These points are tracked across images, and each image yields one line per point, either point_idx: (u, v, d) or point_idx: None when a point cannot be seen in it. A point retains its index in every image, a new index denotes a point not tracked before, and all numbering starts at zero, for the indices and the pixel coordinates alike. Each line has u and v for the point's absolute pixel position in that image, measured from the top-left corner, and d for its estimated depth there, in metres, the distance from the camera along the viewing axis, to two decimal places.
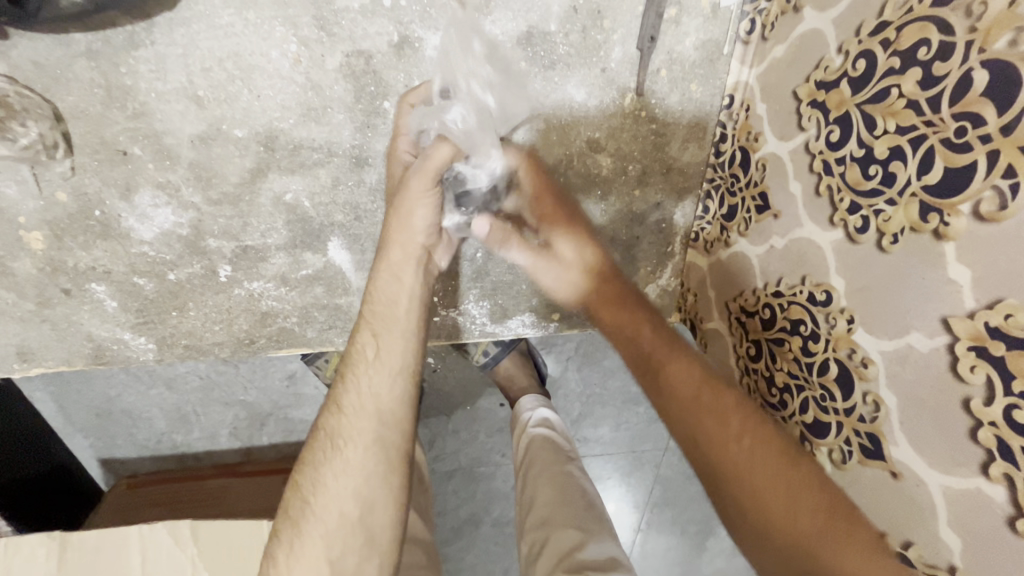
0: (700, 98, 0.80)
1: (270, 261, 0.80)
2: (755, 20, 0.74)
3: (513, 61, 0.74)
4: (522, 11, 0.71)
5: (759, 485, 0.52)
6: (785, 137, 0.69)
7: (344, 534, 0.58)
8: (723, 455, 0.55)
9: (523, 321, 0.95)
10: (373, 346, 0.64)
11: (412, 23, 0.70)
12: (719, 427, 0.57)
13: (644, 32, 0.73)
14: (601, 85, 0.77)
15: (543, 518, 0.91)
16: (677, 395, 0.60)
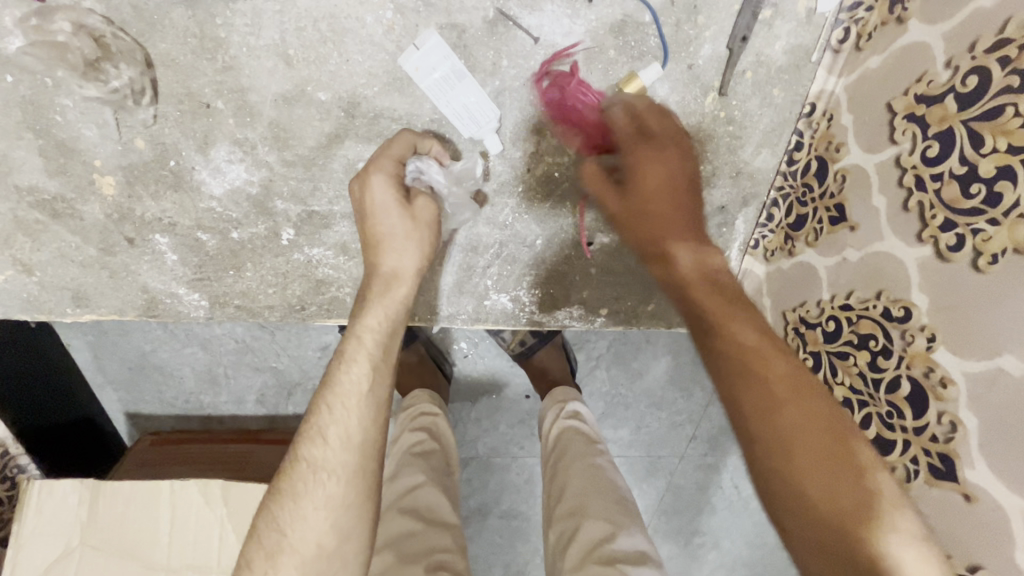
0: (780, 104, 0.79)
1: (334, 228, 0.80)
2: (850, 29, 0.73)
3: (603, 48, 0.73)
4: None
5: (797, 444, 0.50)
6: (872, 149, 0.69)
7: (322, 568, 0.56)
8: (765, 421, 0.51)
9: (570, 313, 0.89)
10: (357, 374, 0.62)
11: (510, 1, 0.71)
12: (756, 388, 0.52)
13: (736, 31, 0.73)
14: (685, 82, 0.76)
15: (573, 508, 0.89)
16: (732, 353, 0.55)
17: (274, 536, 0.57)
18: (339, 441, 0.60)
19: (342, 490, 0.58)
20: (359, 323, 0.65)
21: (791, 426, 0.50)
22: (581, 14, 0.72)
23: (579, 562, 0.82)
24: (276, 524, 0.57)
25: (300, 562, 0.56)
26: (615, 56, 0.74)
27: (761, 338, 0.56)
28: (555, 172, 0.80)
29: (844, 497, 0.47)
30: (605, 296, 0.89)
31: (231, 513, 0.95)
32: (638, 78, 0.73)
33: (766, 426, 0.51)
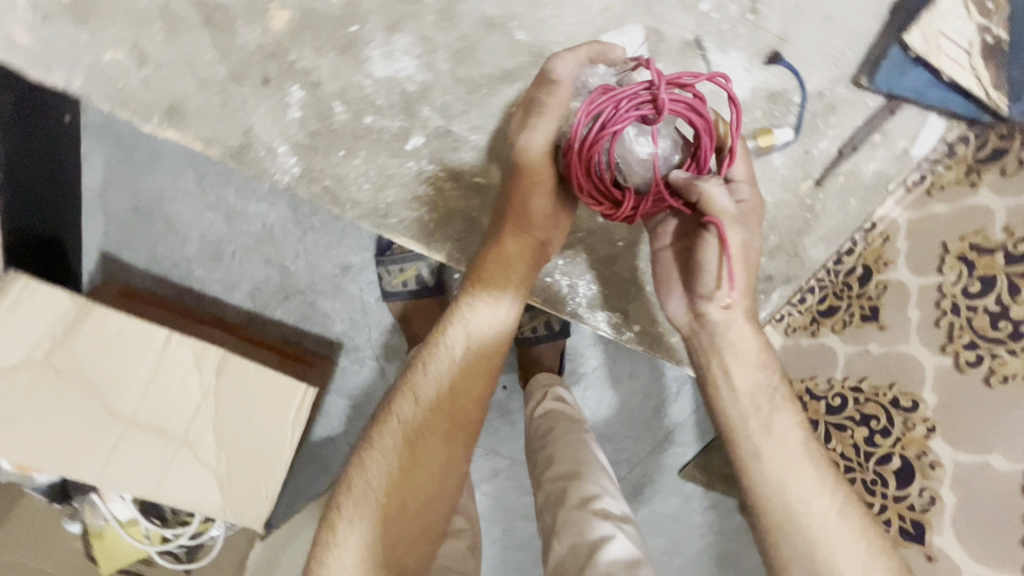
0: (852, 212, 0.93)
1: (460, 154, 0.83)
2: (925, 177, 0.89)
3: (756, 105, 0.83)
4: (784, 75, 0.84)
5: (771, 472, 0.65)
6: (918, 272, 0.84)
7: (401, 518, 0.66)
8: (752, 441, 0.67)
9: (609, 318, 1.00)
10: (460, 344, 0.72)
11: (707, 35, 0.81)
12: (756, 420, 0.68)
13: (851, 140, 0.88)
14: (797, 162, 0.89)
15: (566, 470, 0.94)
16: (740, 386, 0.70)
17: (361, 486, 0.67)
18: (433, 405, 0.69)
19: (423, 451, 0.68)
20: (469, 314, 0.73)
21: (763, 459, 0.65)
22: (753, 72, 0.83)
23: (575, 508, 0.86)
24: (362, 467, 0.68)
25: (382, 507, 0.66)
26: (760, 114, 0.84)
27: (760, 383, 0.70)
28: None
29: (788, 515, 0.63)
30: (645, 313, 1.01)
31: (219, 386, 0.90)
32: (773, 136, 0.84)
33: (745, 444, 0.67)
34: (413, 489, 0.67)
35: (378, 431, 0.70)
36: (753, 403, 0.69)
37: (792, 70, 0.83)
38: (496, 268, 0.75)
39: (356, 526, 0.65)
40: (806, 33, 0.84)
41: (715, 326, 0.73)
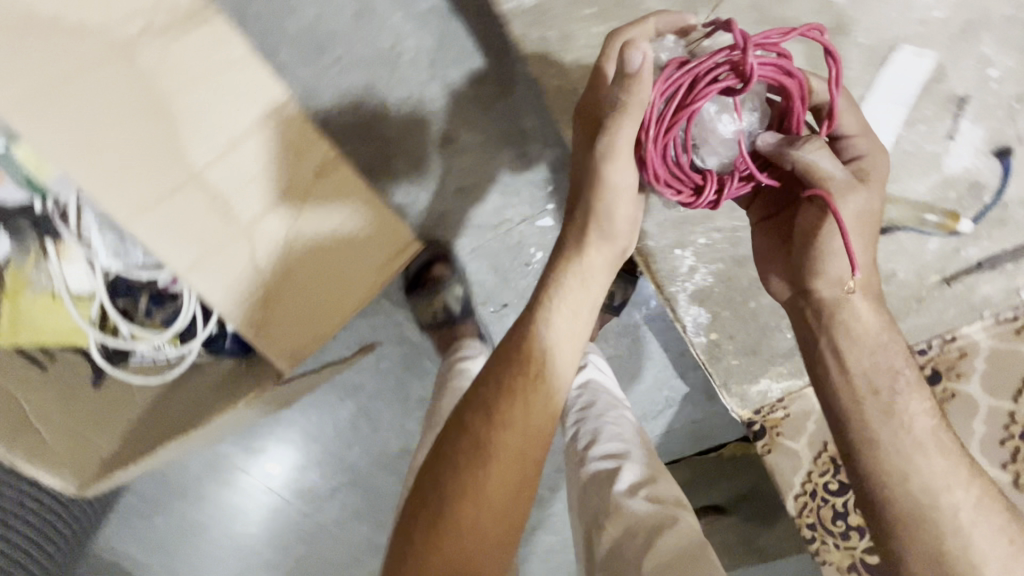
0: (951, 320, 0.97)
1: None
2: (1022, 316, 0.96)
3: (955, 184, 0.90)
4: (994, 171, 0.89)
5: (886, 460, 0.74)
6: (993, 393, 0.94)
7: (487, 535, 0.65)
8: (868, 428, 0.75)
9: (698, 316, 1.02)
10: (538, 365, 0.73)
11: (960, 107, 0.89)
12: (876, 404, 0.75)
13: (988, 256, 0.93)
14: (946, 252, 0.93)
15: (618, 448, 0.93)
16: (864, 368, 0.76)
17: (438, 506, 0.66)
18: (514, 425, 0.69)
19: (501, 471, 0.68)
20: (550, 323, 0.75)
21: (875, 442, 0.75)
22: (976, 156, 0.90)
23: (628, 496, 0.86)
24: (445, 488, 0.66)
25: (471, 529, 0.65)
26: (954, 197, 0.91)
27: (879, 363, 0.76)
28: None
29: (894, 496, 0.73)
30: (730, 327, 1.04)
31: (315, 197, 0.79)
32: (958, 222, 0.90)
33: (863, 425, 0.75)
34: (491, 508, 0.66)
35: (453, 449, 0.69)
36: (878, 407, 0.75)
37: (1004, 170, 0.89)
38: (575, 280, 0.76)
39: (439, 546, 0.63)
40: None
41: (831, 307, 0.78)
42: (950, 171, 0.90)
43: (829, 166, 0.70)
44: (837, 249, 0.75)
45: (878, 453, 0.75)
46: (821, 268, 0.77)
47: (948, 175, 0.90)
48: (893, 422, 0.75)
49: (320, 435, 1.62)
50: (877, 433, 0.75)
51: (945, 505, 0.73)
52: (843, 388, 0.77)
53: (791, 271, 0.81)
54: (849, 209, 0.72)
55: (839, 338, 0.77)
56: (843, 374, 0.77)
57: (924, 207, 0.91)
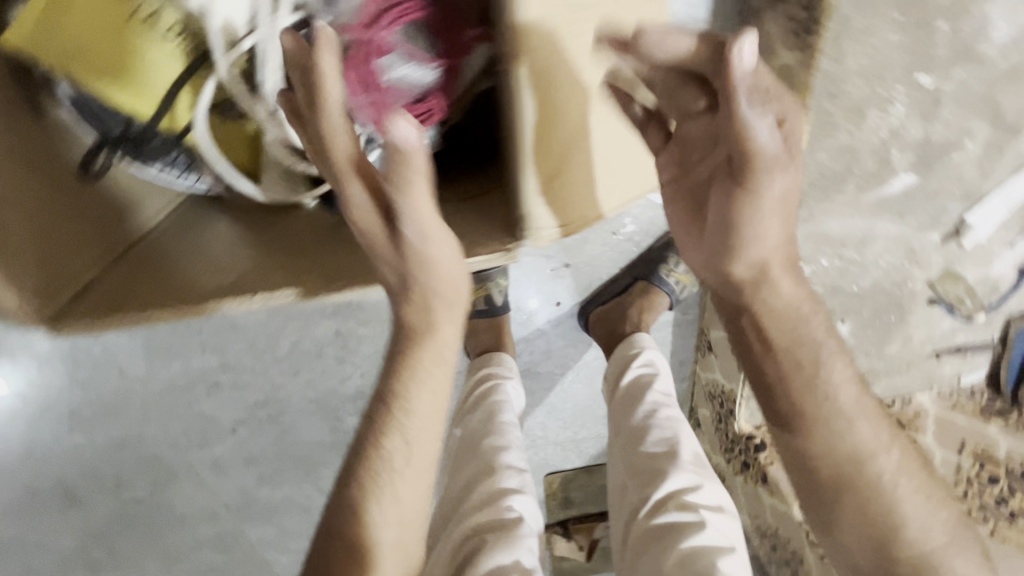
0: (908, 381, 1.25)
1: (913, 119, 0.85)
2: (955, 393, 1.26)
3: (1002, 285, 1.09)
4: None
5: (815, 419, 0.72)
6: (939, 446, 1.20)
7: None
8: (804, 398, 0.72)
9: None
10: (399, 456, 0.74)
11: None
12: (814, 383, 0.72)
13: (963, 344, 1.20)
14: (948, 333, 1.17)
15: (664, 449, 0.87)
16: (783, 348, 0.72)
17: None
18: (382, 516, 0.73)
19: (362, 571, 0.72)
20: (409, 414, 0.74)
21: (813, 418, 0.72)
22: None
23: (651, 514, 0.82)
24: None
25: None
26: (985, 292, 1.10)
27: (808, 342, 0.72)
28: (908, 282, 1.07)
29: (828, 458, 0.72)
30: None
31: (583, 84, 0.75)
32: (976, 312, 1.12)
33: (814, 396, 0.71)
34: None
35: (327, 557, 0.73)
36: (809, 390, 0.71)
37: (1018, 282, 1.09)
38: (419, 311, 0.72)
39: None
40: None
41: (772, 294, 0.70)
42: (1001, 275, 1.08)
43: (769, 136, 0.59)
44: (768, 226, 0.65)
45: (810, 430, 0.72)
46: (741, 240, 0.67)
47: (1001, 273, 1.08)
48: (819, 387, 0.71)
49: (250, 363, 1.29)
50: (805, 407, 0.71)
51: (869, 462, 0.72)
52: (772, 383, 0.73)
53: (711, 261, 0.72)
54: (772, 189, 0.62)
55: (768, 323, 0.71)
56: (779, 354, 0.72)
57: (974, 299, 1.11)
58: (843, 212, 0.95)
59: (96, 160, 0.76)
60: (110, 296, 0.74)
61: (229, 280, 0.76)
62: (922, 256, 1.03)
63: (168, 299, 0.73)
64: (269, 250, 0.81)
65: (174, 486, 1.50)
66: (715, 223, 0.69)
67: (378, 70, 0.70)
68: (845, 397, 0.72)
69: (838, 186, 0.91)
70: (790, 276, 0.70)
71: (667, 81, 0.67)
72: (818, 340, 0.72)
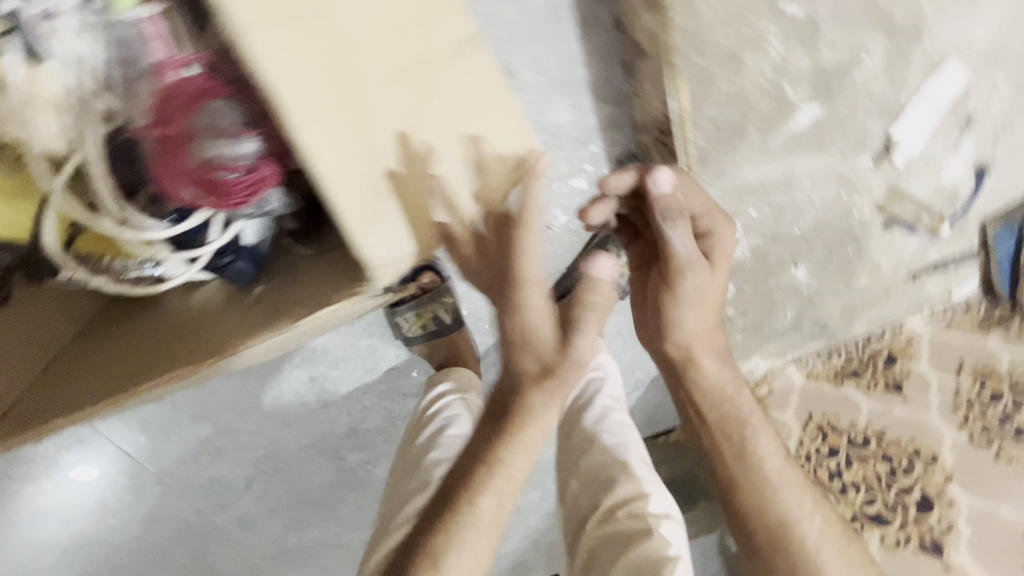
0: (897, 310, 1.18)
1: (797, 51, 0.81)
2: (946, 311, 1.19)
3: (961, 191, 1.02)
4: (993, 188, 1.03)
5: (740, 470, 0.86)
6: (935, 371, 1.13)
7: None
8: (737, 434, 0.88)
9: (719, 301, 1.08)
10: (490, 519, 0.77)
11: None
12: (734, 428, 0.89)
13: (941, 260, 1.12)
14: (917, 253, 1.10)
15: (613, 455, 0.99)
16: (716, 412, 0.90)
17: None
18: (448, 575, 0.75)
19: None
20: (499, 471, 0.78)
21: (736, 464, 0.87)
22: (982, 172, 1.00)
23: (604, 520, 0.93)
24: None
25: None
26: (942, 202, 1.03)
27: (728, 411, 0.90)
28: (854, 212, 1.01)
29: (753, 505, 0.84)
30: (743, 312, 1.11)
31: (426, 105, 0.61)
32: (939, 224, 1.05)
33: (736, 437, 0.88)
34: None
35: None
36: (736, 442, 0.88)
37: (979, 185, 1.01)
38: (547, 394, 0.79)
39: None
40: (1006, 173, 1.02)
41: (699, 377, 0.90)
42: (957, 181, 1.00)
43: (684, 243, 0.82)
44: (689, 314, 0.87)
45: (733, 471, 0.87)
46: (676, 319, 0.88)
47: (957, 177, 1.00)
48: (748, 443, 0.88)
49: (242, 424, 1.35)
50: (726, 449, 0.88)
51: (789, 523, 0.82)
52: (713, 422, 0.90)
53: (658, 344, 0.93)
54: (690, 283, 0.84)
55: (699, 391, 0.91)
56: (708, 404, 0.90)
57: (935, 214, 1.03)
58: (756, 159, 0.91)
59: (11, 287, 0.73)
60: (61, 381, 0.79)
61: (144, 360, 0.74)
62: (860, 183, 0.97)
63: (99, 397, 0.73)
64: (192, 327, 0.75)
65: (212, 548, 1.59)
66: (656, 315, 0.90)
67: (187, 160, 0.60)
68: (759, 451, 0.87)
69: (740, 135, 0.87)
70: (716, 359, 0.91)
71: (632, 203, 0.91)
72: (734, 398, 0.90)
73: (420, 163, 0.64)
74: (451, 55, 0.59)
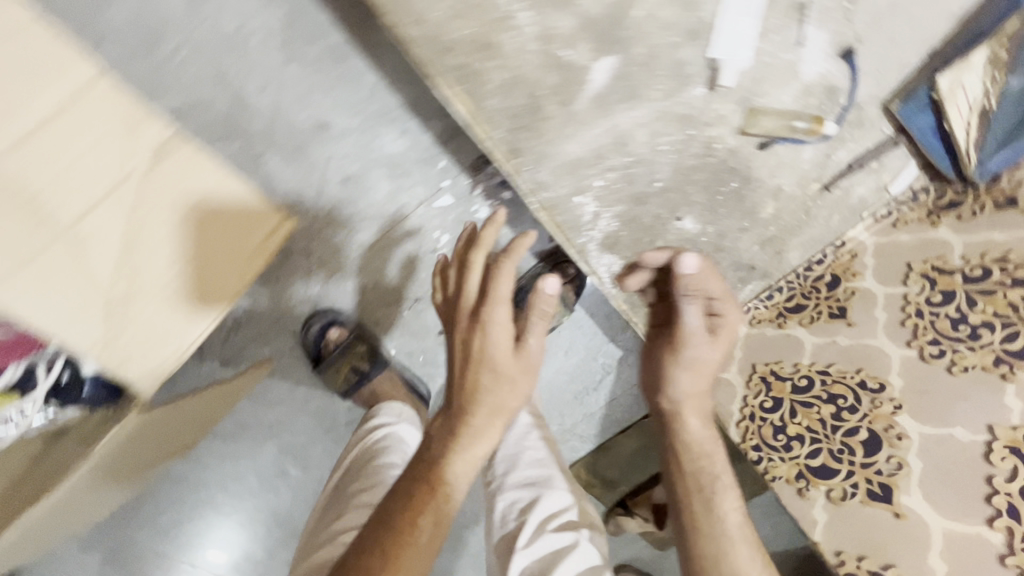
0: (833, 225, 1.04)
1: (557, 12, 0.74)
2: (892, 213, 1.05)
3: (833, 81, 0.89)
4: (875, 65, 0.89)
5: (697, 497, 0.76)
6: (884, 283, 0.97)
7: None
8: (704, 467, 0.79)
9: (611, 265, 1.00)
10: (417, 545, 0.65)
11: None
12: (705, 469, 0.79)
13: (859, 158, 0.98)
14: (820, 161, 0.97)
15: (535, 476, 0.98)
16: (693, 451, 0.81)
17: None
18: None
19: None
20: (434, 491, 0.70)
21: (699, 487, 0.77)
22: (851, 54, 0.87)
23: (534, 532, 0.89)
24: None
25: None
26: (815, 103, 0.90)
27: (703, 453, 0.81)
28: (715, 145, 0.91)
29: (708, 542, 0.72)
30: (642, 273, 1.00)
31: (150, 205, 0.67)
32: (822, 126, 0.90)
33: (706, 470, 0.79)
34: None
35: None
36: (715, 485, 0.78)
37: (854, 70, 0.88)
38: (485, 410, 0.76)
39: None
40: (885, 45, 0.88)
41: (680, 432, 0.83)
42: (824, 72, 0.88)
43: (695, 322, 0.84)
44: (684, 378, 0.84)
45: (700, 510, 0.75)
46: (667, 379, 0.85)
47: (823, 69, 0.87)
48: (719, 474, 0.79)
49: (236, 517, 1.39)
50: (693, 497, 0.77)
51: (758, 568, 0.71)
52: (691, 461, 0.80)
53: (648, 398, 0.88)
54: (693, 355, 0.84)
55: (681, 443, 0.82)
56: (684, 438, 0.82)
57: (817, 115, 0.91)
58: (572, 131, 0.84)
59: None
60: None
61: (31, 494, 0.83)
62: (706, 114, 0.87)
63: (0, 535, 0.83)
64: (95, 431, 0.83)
65: None
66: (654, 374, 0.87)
67: None
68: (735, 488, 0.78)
69: (540, 113, 0.82)
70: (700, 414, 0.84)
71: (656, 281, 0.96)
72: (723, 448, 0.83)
73: (161, 258, 0.71)
74: (155, 159, 0.66)
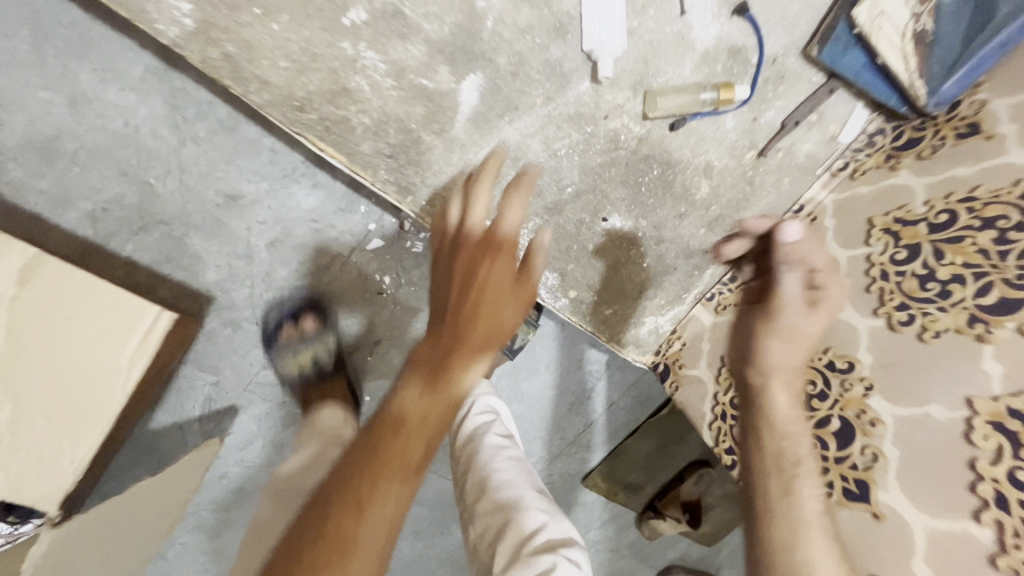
0: (782, 191, 0.93)
1: (406, 42, 0.74)
2: (848, 163, 0.92)
3: (735, 41, 0.84)
4: (770, 14, 0.85)
5: (785, 488, 0.67)
6: (847, 245, 0.84)
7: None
8: (787, 450, 0.69)
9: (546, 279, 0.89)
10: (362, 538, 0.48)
11: None
12: (788, 455, 0.69)
13: (794, 115, 0.88)
14: (746, 128, 0.88)
15: (500, 500, 0.85)
16: (782, 434, 0.71)
17: None
18: None
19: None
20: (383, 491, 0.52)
21: (786, 476, 0.67)
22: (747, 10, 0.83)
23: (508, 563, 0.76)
24: None
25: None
26: (721, 70, 0.85)
27: (796, 437, 0.71)
28: (621, 136, 0.85)
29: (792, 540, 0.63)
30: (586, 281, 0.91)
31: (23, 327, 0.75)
32: (733, 92, 0.84)
33: (791, 454, 0.69)
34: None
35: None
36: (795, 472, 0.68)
37: (756, 26, 0.84)
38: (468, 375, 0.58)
39: None
40: None
41: (768, 414, 0.72)
42: (723, 33, 0.84)
43: (797, 288, 0.74)
44: (786, 358, 0.73)
45: (783, 502, 0.66)
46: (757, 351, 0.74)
47: (719, 31, 0.83)
48: (804, 458, 0.69)
49: None
50: (782, 482, 0.67)
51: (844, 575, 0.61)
52: (776, 443, 0.70)
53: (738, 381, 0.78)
54: (795, 326, 0.73)
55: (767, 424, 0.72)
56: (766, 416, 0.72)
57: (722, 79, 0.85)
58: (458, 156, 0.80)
59: None
60: None
61: None
62: (596, 107, 0.83)
63: None
64: None
65: None
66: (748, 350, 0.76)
67: None
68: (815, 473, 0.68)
69: (419, 145, 0.78)
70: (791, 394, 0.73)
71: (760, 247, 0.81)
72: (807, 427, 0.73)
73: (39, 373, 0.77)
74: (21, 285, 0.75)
